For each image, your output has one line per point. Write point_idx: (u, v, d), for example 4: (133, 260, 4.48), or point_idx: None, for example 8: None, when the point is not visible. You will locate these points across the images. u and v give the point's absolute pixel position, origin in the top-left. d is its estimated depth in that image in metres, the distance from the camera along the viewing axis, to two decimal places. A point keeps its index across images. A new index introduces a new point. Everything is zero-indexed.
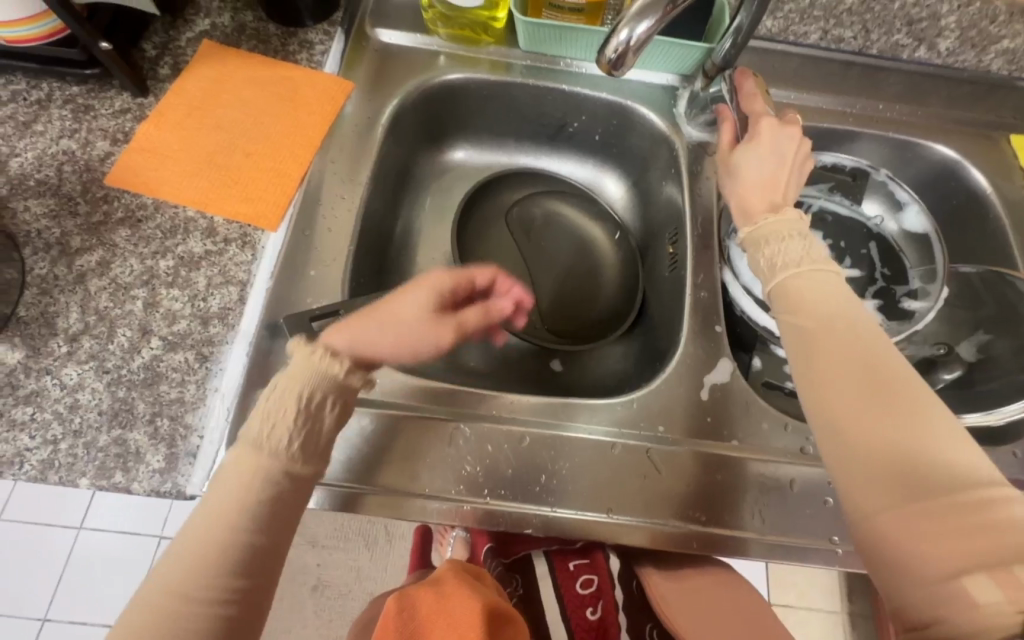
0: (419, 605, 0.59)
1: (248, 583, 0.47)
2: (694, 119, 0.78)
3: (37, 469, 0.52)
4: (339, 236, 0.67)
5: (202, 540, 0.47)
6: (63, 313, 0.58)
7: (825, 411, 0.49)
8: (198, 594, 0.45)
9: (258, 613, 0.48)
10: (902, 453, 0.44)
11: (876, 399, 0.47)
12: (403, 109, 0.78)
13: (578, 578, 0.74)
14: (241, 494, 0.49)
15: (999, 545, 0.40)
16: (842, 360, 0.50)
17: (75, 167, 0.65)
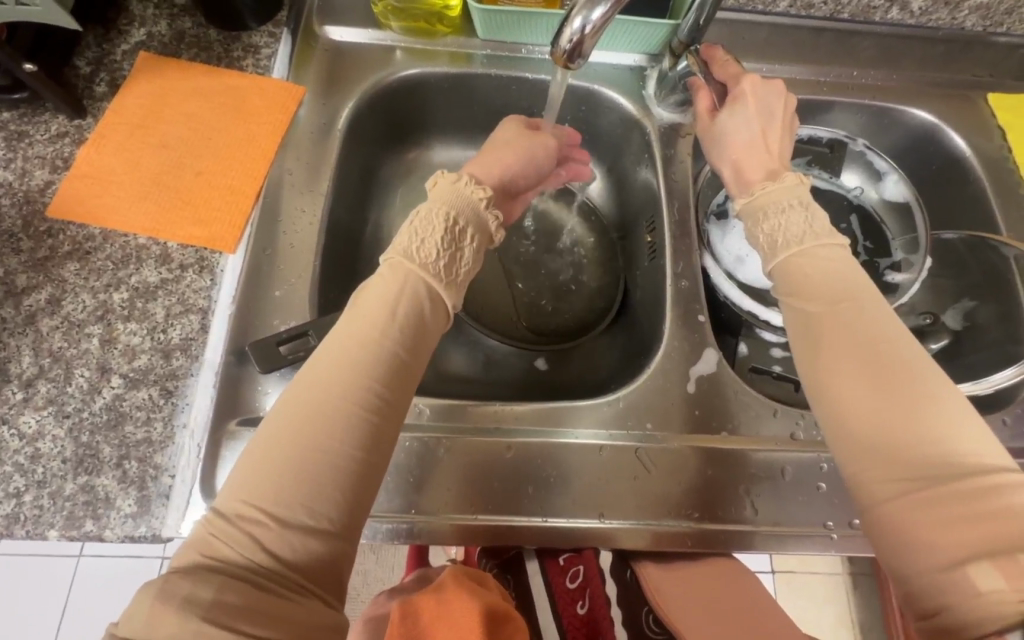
0: (422, 611, 0.59)
1: (374, 438, 0.44)
2: (664, 99, 0.74)
3: (2, 525, 0.50)
4: (302, 252, 0.64)
5: (330, 380, 0.44)
6: (15, 358, 0.55)
7: (832, 388, 0.47)
8: (329, 436, 0.42)
9: (379, 473, 0.45)
10: (912, 425, 0.43)
11: (886, 370, 0.45)
12: (362, 111, 0.74)
13: (568, 572, 0.73)
14: (368, 336, 0.47)
15: (999, 533, 0.39)
16: (851, 337, 0.48)
17: (13, 200, 0.61)
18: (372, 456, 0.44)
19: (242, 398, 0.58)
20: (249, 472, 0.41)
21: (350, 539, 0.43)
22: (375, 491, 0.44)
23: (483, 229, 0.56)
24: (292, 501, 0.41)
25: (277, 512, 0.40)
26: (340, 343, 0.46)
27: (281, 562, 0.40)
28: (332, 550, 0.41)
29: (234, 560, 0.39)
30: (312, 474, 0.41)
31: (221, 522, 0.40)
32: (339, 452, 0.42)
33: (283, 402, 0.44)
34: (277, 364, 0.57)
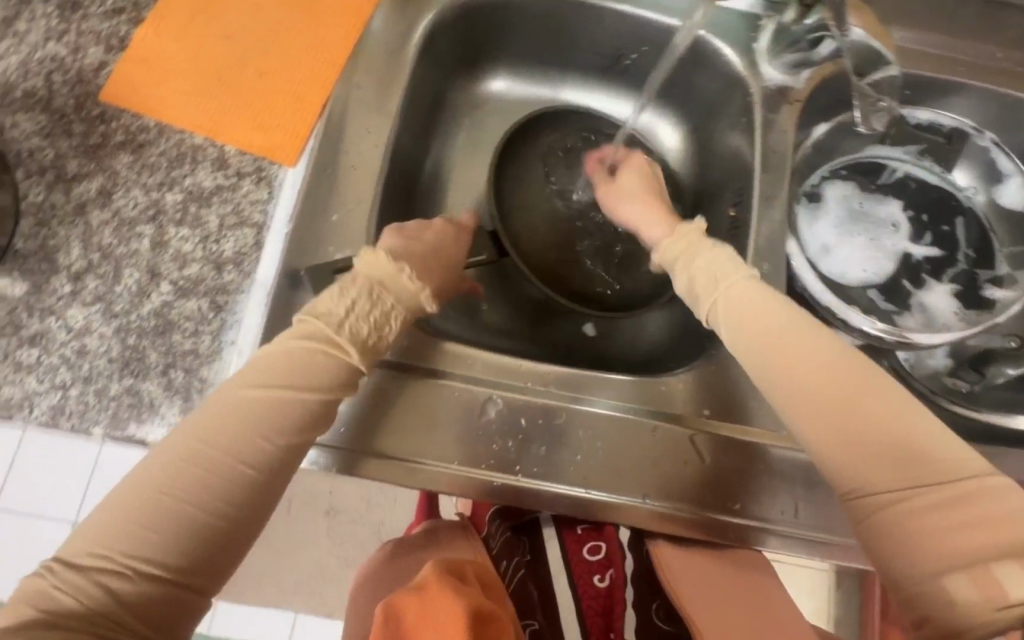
0: (405, 611, 0.52)
1: (242, 503, 0.41)
2: (779, 57, 0.65)
3: (49, 415, 0.50)
4: (364, 175, 0.58)
5: (204, 436, 0.41)
6: (64, 248, 0.53)
7: (811, 416, 0.47)
8: (192, 497, 0.40)
9: (246, 537, 0.42)
10: (894, 442, 0.44)
11: (862, 389, 0.46)
12: (440, 26, 0.66)
13: (586, 543, 0.75)
14: (252, 396, 0.43)
15: (989, 538, 0.41)
16: (813, 366, 0.48)
17: (66, 77, 0.56)
18: (239, 519, 0.41)
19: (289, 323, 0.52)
20: (99, 522, 0.39)
21: (205, 592, 0.40)
22: (240, 554, 0.42)
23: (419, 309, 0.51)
24: (142, 553, 0.38)
25: (128, 562, 0.38)
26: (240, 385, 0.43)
27: (122, 611, 0.37)
28: (184, 604, 0.39)
29: (71, 609, 0.36)
30: (166, 532, 0.39)
31: (63, 569, 0.38)
32: (215, 505, 0.40)
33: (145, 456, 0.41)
34: None
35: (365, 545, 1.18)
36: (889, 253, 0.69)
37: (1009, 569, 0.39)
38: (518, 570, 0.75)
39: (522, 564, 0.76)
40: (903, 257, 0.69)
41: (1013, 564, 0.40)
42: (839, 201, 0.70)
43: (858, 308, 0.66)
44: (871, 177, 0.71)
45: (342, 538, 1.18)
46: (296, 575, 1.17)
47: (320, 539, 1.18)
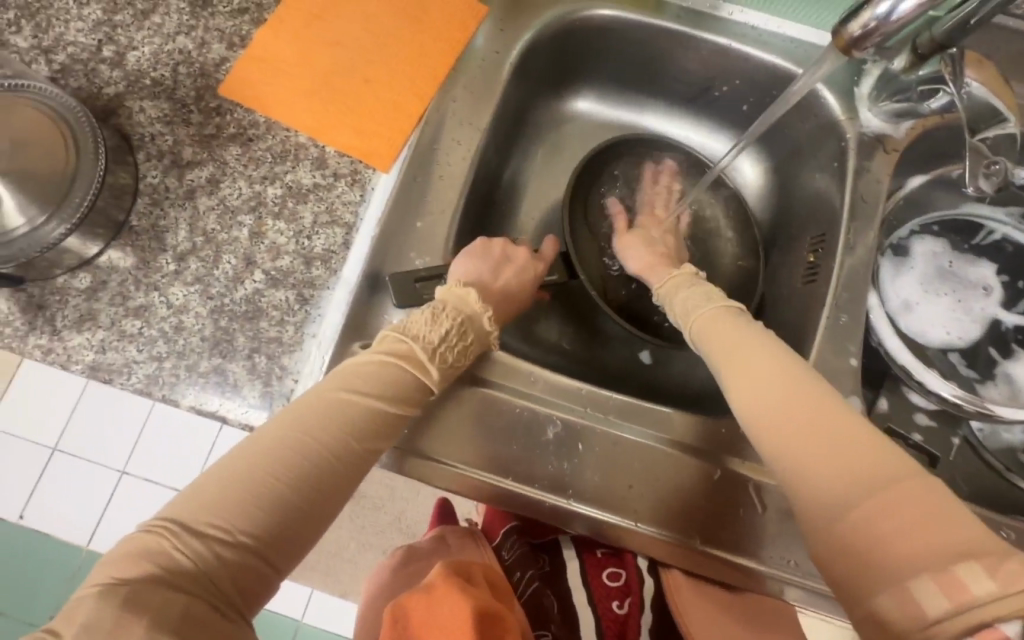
0: (411, 613, 0.51)
1: (329, 494, 0.44)
2: (880, 105, 0.64)
3: (143, 383, 0.53)
4: (451, 187, 0.60)
5: (307, 428, 0.45)
6: (173, 229, 0.57)
7: (753, 415, 0.46)
8: (294, 481, 0.43)
9: (323, 526, 0.45)
10: (833, 441, 0.42)
11: (799, 388, 0.45)
12: (536, 47, 0.67)
13: (606, 568, 0.71)
14: (348, 397, 0.47)
15: (956, 541, 0.36)
16: (750, 366, 0.48)
17: (190, 70, 0.61)
18: (325, 507, 0.44)
19: (368, 322, 0.55)
20: (204, 490, 0.41)
21: (281, 572, 0.43)
22: (316, 539, 0.45)
23: (484, 337, 0.55)
24: (247, 526, 0.41)
25: (237, 533, 0.40)
26: (341, 384, 0.48)
27: (225, 579, 0.39)
28: (266, 582, 0.41)
29: (187, 571, 0.38)
30: (266, 509, 0.41)
31: (180, 532, 0.39)
32: (309, 488, 0.43)
33: (250, 439, 0.44)
34: (413, 302, 0.55)
35: (387, 534, 1.20)
36: (976, 318, 0.66)
37: (960, 569, 0.34)
38: (532, 584, 0.71)
39: (535, 578, 0.72)
40: (991, 323, 0.66)
41: (966, 564, 0.34)
42: (927, 257, 0.67)
43: (937, 371, 0.63)
44: (964, 237, 0.67)
45: (365, 523, 1.20)
46: (319, 552, 1.20)
47: (344, 522, 1.20)
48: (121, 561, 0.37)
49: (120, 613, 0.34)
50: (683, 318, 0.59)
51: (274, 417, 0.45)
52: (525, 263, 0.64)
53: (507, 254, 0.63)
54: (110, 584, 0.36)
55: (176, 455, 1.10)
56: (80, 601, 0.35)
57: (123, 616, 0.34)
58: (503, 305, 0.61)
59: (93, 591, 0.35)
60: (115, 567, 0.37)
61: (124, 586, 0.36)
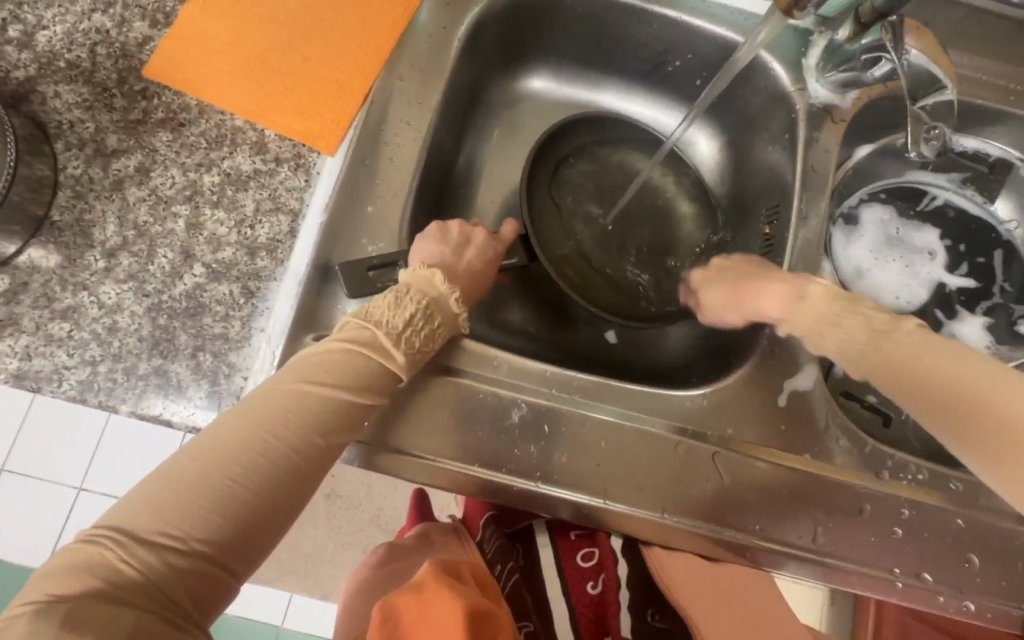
0: (403, 612, 0.49)
1: (290, 493, 0.42)
2: (827, 75, 0.64)
3: (76, 390, 0.49)
4: (402, 169, 0.57)
5: (263, 424, 0.42)
6: (99, 223, 0.52)
7: (933, 415, 0.49)
8: (250, 481, 0.40)
9: (285, 527, 0.42)
10: (1018, 431, 0.45)
11: (978, 381, 0.47)
12: (485, 21, 0.65)
13: (579, 549, 0.70)
14: (308, 388, 0.44)
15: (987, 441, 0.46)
16: (922, 364, 0.50)
17: (109, 50, 0.56)
18: (286, 507, 0.42)
19: (318, 312, 0.53)
20: (154, 495, 0.38)
21: (240, 577, 0.40)
22: (277, 541, 0.42)
23: (451, 320, 0.53)
24: (199, 532, 0.38)
25: (189, 540, 0.38)
26: (301, 374, 0.45)
27: (178, 589, 0.37)
28: (224, 589, 0.39)
29: (132, 581, 0.36)
30: (221, 513, 0.39)
31: (127, 542, 0.36)
32: (268, 485, 0.41)
33: (200, 437, 0.41)
34: (366, 291, 0.53)
35: (364, 531, 1.18)
36: (923, 282, 0.68)
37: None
38: (513, 575, 0.70)
39: (515, 571, 0.70)
40: (937, 286, 0.68)
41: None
42: (876, 224, 0.69)
43: None
44: (910, 203, 0.70)
45: (341, 523, 1.17)
46: (294, 556, 1.17)
47: (320, 523, 1.17)
48: (59, 576, 0.35)
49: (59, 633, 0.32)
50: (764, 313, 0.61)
51: (226, 413, 0.42)
52: (485, 243, 0.62)
53: (467, 236, 0.61)
54: (48, 600, 0.33)
55: (131, 468, 1.04)
56: (13, 620, 0.32)
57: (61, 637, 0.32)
58: (468, 286, 0.59)
59: (28, 610, 0.32)
60: (51, 584, 0.34)
61: (63, 604, 0.33)
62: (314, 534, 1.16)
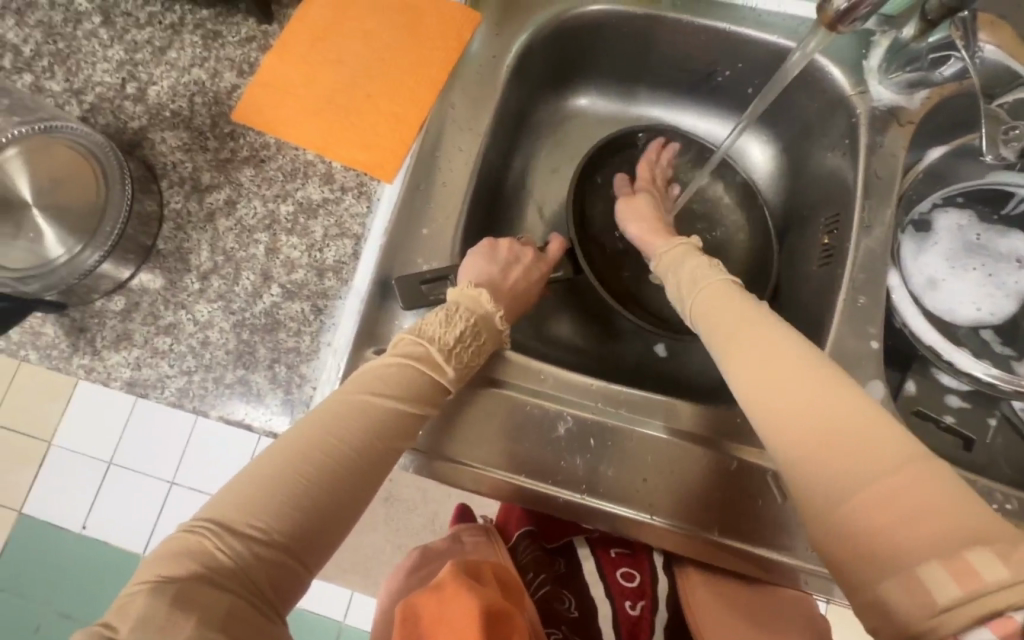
0: (422, 612, 0.51)
1: (353, 493, 0.46)
2: (892, 76, 0.61)
3: (175, 396, 0.57)
4: (454, 192, 0.61)
5: (331, 429, 0.46)
6: (195, 250, 0.60)
7: (761, 399, 0.45)
8: (322, 479, 0.44)
9: (349, 523, 0.46)
10: (857, 447, 0.39)
11: (819, 376, 0.43)
12: (533, 47, 0.68)
13: (620, 568, 0.71)
14: (371, 398, 0.48)
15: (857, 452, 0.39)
16: (766, 350, 0.46)
17: (205, 99, 0.64)
18: (351, 504, 0.46)
19: (377, 327, 0.57)
20: (242, 492, 0.42)
21: (311, 569, 0.44)
22: (343, 536, 0.46)
23: (495, 332, 0.57)
24: (281, 524, 0.42)
25: (272, 532, 0.42)
26: (362, 386, 0.49)
27: (262, 576, 0.41)
28: (298, 578, 0.43)
29: (226, 569, 0.40)
30: (298, 507, 0.43)
31: (221, 533, 0.41)
32: (336, 486, 0.45)
33: (280, 440, 0.45)
34: (418, 303, 0.57)
35: (420, 535, 1.22)
36: (1010, 292, 0.62)
37: (971, 556, 0.32)
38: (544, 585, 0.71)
39: (547, 580, 0.72)
40: None
41: (976, 551, 0.33)
42: (952, 231, 0.64)
43: (967, 351, 0.60)
44: (993, 207, 0.64)
45: (399, 526, 1.23)
46: (355, 555, 1.24)
47: (379, 525, 1.23)
48: (166, 559, 0.39)
49: (171, 610, 0.36)
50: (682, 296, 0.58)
51: (301, 418, 0.47)
52: (531, 262, 0.65)
53: (516, 255, 0.63)
54: (158, 580, 0.38)
55: (213, 466, 1.14)
56: (132, 597, 0.37)
57: (174, 612, 0.36)
58: (515, 302, 0.62)
59: (145, 588, 0.37)
60: (160, 566, 0.39)
61: (171, 584, 0.37)
62: (374, 536, 1.22)
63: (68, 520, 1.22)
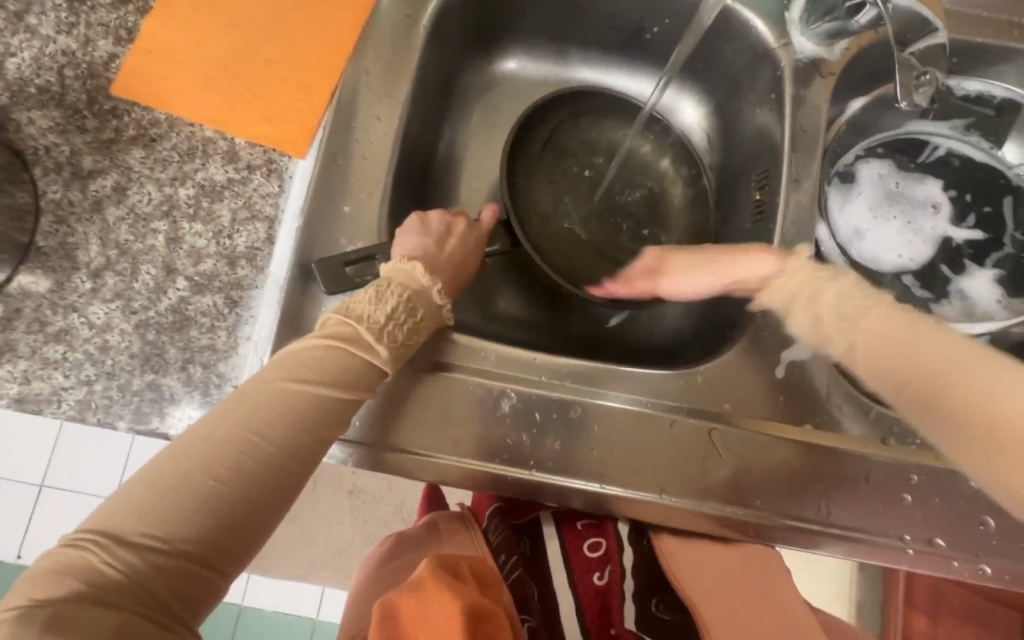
0: (401, 608, 0.49)
1: (273, 491, 0.42)
2: (812, 26, 0.61)
3: (75, 410, 0.51)
4: (374, 166, 0.57)
5: (247, 423, 0.42)
6: (83, 245, 0.53)
7: (868, 363, 0.51)
8: (231, 479, 0.40)
9: (271, 524, 0.43)
10: (950, 387, 0.47)
11: (887, 322, 0.50)
12: (449, 5, 0.63)
13: (586, 539, 0.70)
14: (295, 387, 0.44)
15: (953, 386, 0.46)
16: (976, 386, 0.46)
17: (77, 71, 0.56)
18: (270, 503, 0.42)
19: (300, 316, 0.53)
20: (137, 498, 0.39)
21: (228, 575, 0.41)
22: (265, 537, 0.43)
23: (433, 310, 0.52)
24: (183, 531, 0.38)
25: (172, 540, 0.38)
26: (285, 372, 0.45)
27: (163, 588, 0.37)
28: (212, 587, 0.40)
29: (116, 584, 0.36)
30: (203, 512, 0.39)
31: (112, 545, 0.37)
32: (253, 485, 0.41)
33: (181, 440, 0.41)
34: (343, 286, 0.52)
35: (387, 524, 1.20)
36: (927, 238, 0.65)
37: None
38: (516, 569, 0.69)
39: (519, 563, 0.70)
40: (943, 241, 0.65)
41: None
42: (874, 181, 0.66)
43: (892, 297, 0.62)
44: (910, 155, 0.66)
45: (365, 517, 1.20)
46: (322, 551, 1.20)
47: (345, 518, 1.19)
48: (43, 579, 0.36)
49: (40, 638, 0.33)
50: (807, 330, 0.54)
51: (207, 414, 0.43)
52: (465, 233, 0.61)
53: (448, 226, 0.60)
54: (31, 604, 0.34)
55: None
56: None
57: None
58: (454, 277, 0.59)
59: (11, 615, 0.33)
60: (35, 587, 0.35)
61: (44, 608, 0.34)
62: (338, 531, 1.19)
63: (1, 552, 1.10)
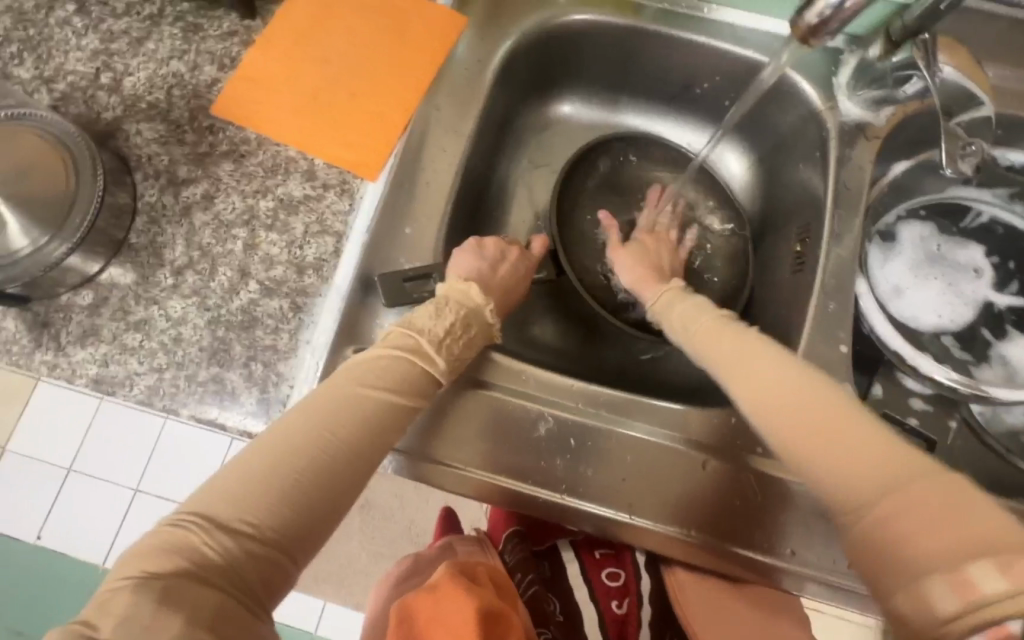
0: (417, 610, 0.49)
1: (345, 488, 0.45)
2: (859, 93, 0.64)
3: (145, 394, 0.55)
4: (437, 193, 0.61)
5: (326, 422, 0.45)
6: (170, 244, 0.59)
7: (764, 415, 0.47)
8: (313, 474, 0.43)
9: (340, 519, 0.45)
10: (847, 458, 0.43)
11: (824, 394, 0.46)
12: (517, 53, 0.68)
13: (604, 568, 0.71)
14: (369, 391, 0.48)
15: (882, 476, 0.41)
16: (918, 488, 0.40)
17: (183, 92, 0.63)
18: (344, 499, 0.45)
19: (358, 326, 0.56)
20: (230, 486, 0.41)
21: (302, 565, 0.43)
22: (335, 531, 0.45)
23: (484, 326, 0.56)
24: (272, 520, 0.41)
25: (262, 528, 0.41)
26: (359, 377, 0.48)
27: (253, 573, 0.39)
28: (288, 577, 0.42)
29: (216, 564, 0.38)
30: (289, 503, 0.42)
31: (212, 528, 0.39)
32: (330, 480, 0.44)
33: (268, 435, 0.44)
34: (400, 300, 0.56)
35: (398, 542, 1.20)
36: (968, 301, 0.66)
37: (971, 568, 0.35)
38: (533, 585, 0.70)
39: (536, 581, 0.70)
40: (983, 305, 0.66)
41: (977, 563, 0.35)
42: (915, 242, 0.67)
43: (931, 356, 0.62)
44: (952, 220, 0.68)
45: (377, 532, 1.20)
46: (330, 563, 1.20)
47: (357, 531, 1.20)
48: (150, 555, 0.37)
49: (158, 608, 0.34)
50: (681, 335, 0.59)
51: (291, 412, 0.46)
52: (518, 261, 0.64)
53: (503, 252, 0.63)
54: (143, 576, 0.36)
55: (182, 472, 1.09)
56: (115, 593, 0.35)
57: (160, 610, 0.34)
58: (502, 300, 0.62)
59: (128, 584, 0.35)
60: (146, 561, 0.37)
61: (158, 581, 0.36)
62: (350, 542, 1.19)
63: (20, 532, 1.13)
